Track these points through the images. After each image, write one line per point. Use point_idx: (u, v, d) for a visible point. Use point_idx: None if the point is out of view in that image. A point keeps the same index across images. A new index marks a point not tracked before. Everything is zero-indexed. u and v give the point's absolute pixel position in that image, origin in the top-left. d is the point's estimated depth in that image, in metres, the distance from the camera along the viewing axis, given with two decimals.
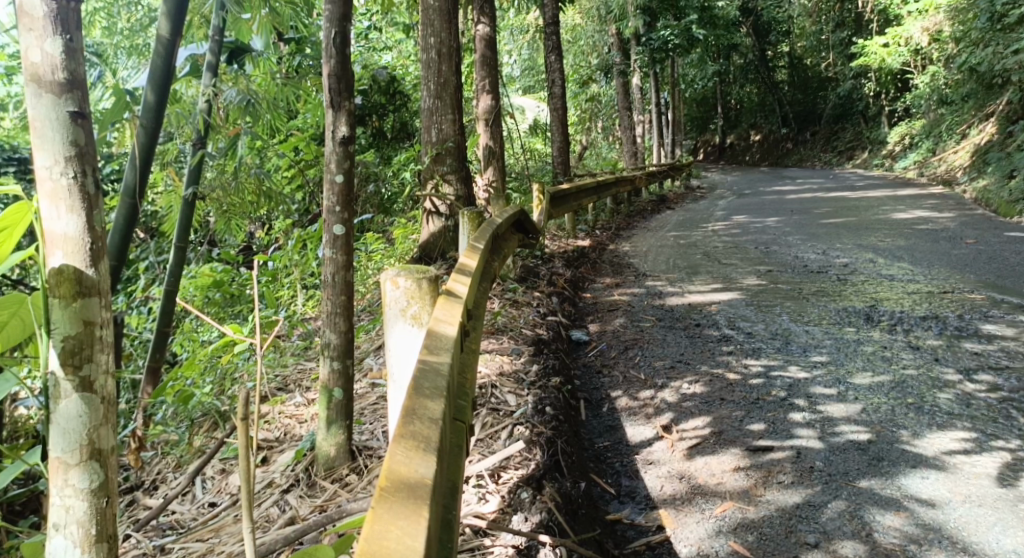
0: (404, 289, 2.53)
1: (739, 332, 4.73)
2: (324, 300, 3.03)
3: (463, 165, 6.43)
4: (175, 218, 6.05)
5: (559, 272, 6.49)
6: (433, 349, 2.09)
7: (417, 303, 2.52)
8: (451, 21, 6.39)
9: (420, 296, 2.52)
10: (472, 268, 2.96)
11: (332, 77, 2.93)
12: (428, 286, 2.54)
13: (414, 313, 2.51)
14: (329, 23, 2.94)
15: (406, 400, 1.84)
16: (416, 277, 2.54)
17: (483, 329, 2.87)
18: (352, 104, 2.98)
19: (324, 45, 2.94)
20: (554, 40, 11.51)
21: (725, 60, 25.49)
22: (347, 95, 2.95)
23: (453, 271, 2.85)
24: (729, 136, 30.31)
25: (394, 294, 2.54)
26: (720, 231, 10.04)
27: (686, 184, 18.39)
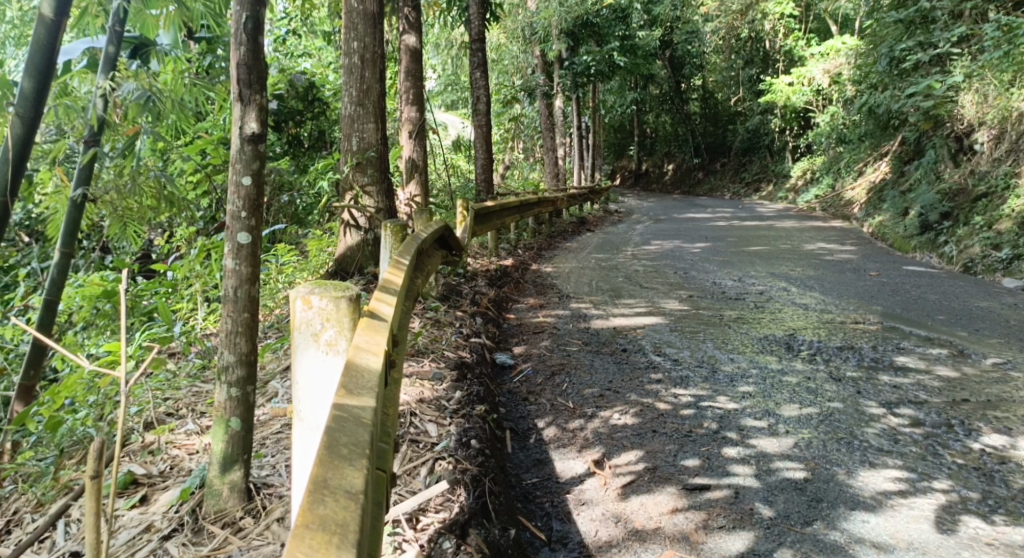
0: (321, 309, 2.21)
1: (666, 359, 4.58)
2: (223, 318, 2.68)
3: (385, 176, 6.12)
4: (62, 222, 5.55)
5: (481, 291, 6.26)
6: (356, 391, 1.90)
7: (339, 326, 2.22)
8: (377, 28, 6.09)
9: (340, 319, 2.22)
10: (397, 287, 2.69)
11: (242, 67, 2.62)
12: (350, 306, 2.23)
13: (331, 338, 2.22)
14: (241, 7, 2.63)
15: (318, 473, 1.69)
16: (335, 296, 2.23)
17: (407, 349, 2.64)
18: (264, 99, 2.67)
19: (234, 30, 2.63)
20: (478, 57, 11.36)
21: (642, 89, 25.97)
22: (259, 89, 2.64)
23: (377, 289, 2.57)
24: (645, 162, 30.95)
25: (306, 314, 2.21)
26: (639, 254, 10.03)
27: (604, 208, 18.53)
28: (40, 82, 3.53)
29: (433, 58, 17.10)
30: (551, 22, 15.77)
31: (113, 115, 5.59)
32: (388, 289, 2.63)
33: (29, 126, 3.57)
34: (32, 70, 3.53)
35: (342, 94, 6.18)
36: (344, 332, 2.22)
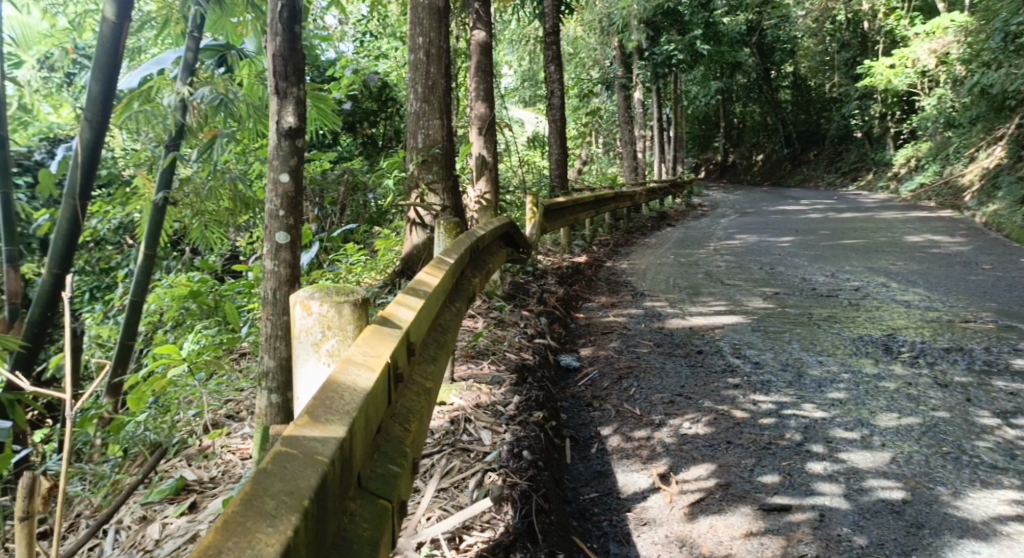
0: (320, 315, 2.05)
1: (746, 362, 4.27)
2: (265, 319, 2.83)
3: (451, 173, 5.99)
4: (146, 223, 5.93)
5: (550, 290, 6.09)
6: (323, 419, 1.61)
7: (340, 334, 2.06)
8: (442, 21, 5.96)
9: (342, 327, 2.06)
10: (425, 290, 2.42)
11: (279, 59, 2.77)
12: (352, 312, 2.08)
13: (332, 347, 2.06)
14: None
15: (221, 537, 1.35)
16: (336, 301, 2.06)
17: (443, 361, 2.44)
18: (300, 90, 2.82)
19: (271, 20, 2.75)
20: (553, 50, 11.19)
21: (729, 78, 25.18)
22: (295, 80, 2.79)
23: (401, 294, 2.31)
24: (732, 154, 30.04)
25: (304, 322, 2.06)
26: (723, 249, 9.62)
27: (687, 202, 18.03)
28: (105, 86, 3.92)
29: (510, 54, 17.03)
30: (631, 12, 15.43)
31: (191, 122, 5.74)
32: (412, 294, 2.37)
33: (97, 128, 3.98)
34: (97, 75, 3.90)
35: (409, 91, 6.11)
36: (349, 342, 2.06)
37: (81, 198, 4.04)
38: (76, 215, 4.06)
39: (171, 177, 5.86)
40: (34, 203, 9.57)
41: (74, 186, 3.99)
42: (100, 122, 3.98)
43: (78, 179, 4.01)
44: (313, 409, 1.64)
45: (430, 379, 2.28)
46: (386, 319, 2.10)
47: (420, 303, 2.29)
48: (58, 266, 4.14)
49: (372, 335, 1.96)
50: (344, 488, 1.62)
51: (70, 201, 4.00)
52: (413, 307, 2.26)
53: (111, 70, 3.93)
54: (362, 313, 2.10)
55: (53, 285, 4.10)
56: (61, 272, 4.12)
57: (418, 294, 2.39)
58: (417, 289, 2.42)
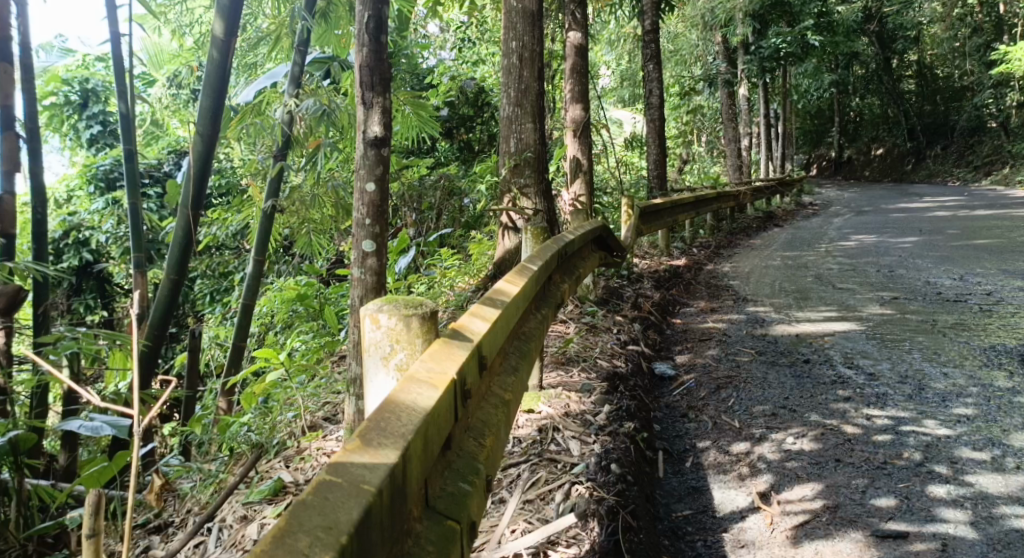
0: (387, 328, 1.95)
1: (859, 373, 4.05)
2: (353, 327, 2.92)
3: (543, 177, 5.94)
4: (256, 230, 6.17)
5: (646, 295, 5.96)
6: (374, 444, 1.53)
7: (408, 347, 1.96)
8: (536, 25, 5.93)
9: (410, 341, 1.96)
10: (503, 301, 2.35)
11: (365, 70, 2.85)
12: (421, 324, 1.97)
13: (399, 362, 1.96)
14: (363, 8, 2.84)
15: None
16: (405, 313, 1.96)
17: (520, 377, 2.35)
18: (386, 99, 2.88)
19: (358, 32, 2.85)
20: (652, 49, 11.03)
21: (842, 70, 24.13)
22: (381, 90, 2.86)
23: (474, 307, 2.23)
24: (846, 151, 28.78)
25: (371, 336, 1.96)
26: (835, 251, 9.19)
27: (796, 201, 17.40)
28: (215, 101, 4.08)
29: (610, 54, 16.91)
30: (737, 5, 15.05)
31: (297, 132, 5.95)
32: (487, 307, 2.27)
33: (208, 141, 4.14)
34: (208, 91, 4.07)
35: (502, 96, 6.12)
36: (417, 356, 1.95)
37: (195, 208, 4.23)
38: (190, 224, 4.26)
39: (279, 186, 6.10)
40: (162, 213, 10.23)
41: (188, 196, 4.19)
42: (211, 135, 4.14)
43: (191, 190, 4.22)
44: (366, 432, 1.56)
45: (509, 391, 2.25)
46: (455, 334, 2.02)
47: (494, 314, 2.22)
48: (176, 271, 4.36)
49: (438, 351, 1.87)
50: (398, 517, 1.53)
51: (185, 212, 4.21)
52: (486, 322, 2.16)
53: (221, 85, 4.07)
54: (432, 326, 1.99)
55: (172, 290, 4.32)
56: (178, 278, 4.34)
57: (493, 307, 2.29)
58: (493, 303, 2.33)
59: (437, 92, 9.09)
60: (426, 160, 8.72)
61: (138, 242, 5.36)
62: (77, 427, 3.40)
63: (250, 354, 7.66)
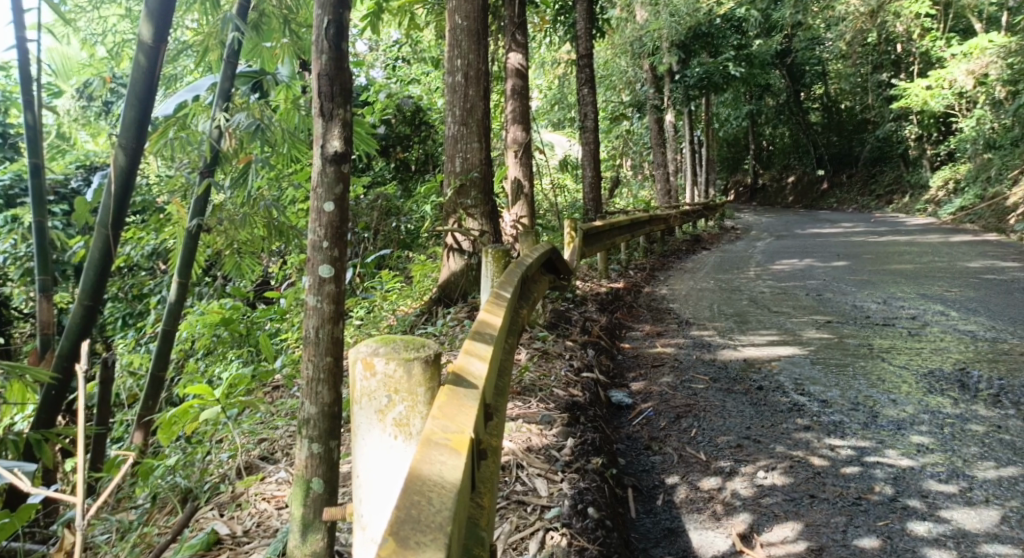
0: (383, 375, 2.12)
1: (813, 400, 3.99)
2: (306, 364, 2.58)
3: (489, 198, 5.80)
4: (181, 251, 5.79)
5: (593, 318, 5.87)
6: (412, 545, 1.62)
7: (412, 397, 2.11)
8: (480, 44, 5.83)
9: (411, 390, 2.11)
10: (493, 332, 2.46)
11: (324, 77, 2.55)
12: (422, 371, 2.11)
13: (398, 411, 2.12)
14: (322, 9, 2.55)
15: None
16: (404, 361, 2.11)
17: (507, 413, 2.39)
18: (347, 112, 2.58)
19: (316, 36, 2.55)
20: (586, 73, 11.07)
21: (759, 100, 24.90)
22: (341, 102, 2.56)
23: (468, 341, 2.35)
24: (763, 176, 29.71)
25: (367, 382, 2.13)
26: (764, 274, 9.33)
27: (720, 225, 17.77)
28: (140, 112, 3.76)
29: (539, 77, 16.95)
30: (663, 34, 15.49)
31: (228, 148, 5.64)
32: (475, 342, 2.36)
33: (132, 156, 3.82)
34: (133, 101, 3.74)
35: (446, 114, 5.94)
36: (416, 404, 2.11)
37: (114, 228, 3.91)
38: (109, 245, 3.92)
39: (205, 204, 5.74)
40: (70, 231, 9.57)
41: (106, 215, 3.85)
42: (135, 149, 3.81)
43: (111, 208, 3.88)
44: (401, 530, 1.65)
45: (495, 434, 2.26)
46: (457, 380, 2.15)
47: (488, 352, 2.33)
48: (91, 297, 4.00)
49: (447, 403, 2.03)
50: None
51: (103, 232, 3.87)
52: (476, 357, 2.28)
53: (148, 94, 3.75)
54: (434, 372, 2.13)
55: (86, 317, 3.96)
56: (93, 303, 4.00)
57: (482, 343, 2.38)
58: (481, 337, 2.41)
59: (370, 110, 8.85)
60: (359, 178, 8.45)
61: (44, 263, 4.88)
62: None
63: (171, 383, 7.21)
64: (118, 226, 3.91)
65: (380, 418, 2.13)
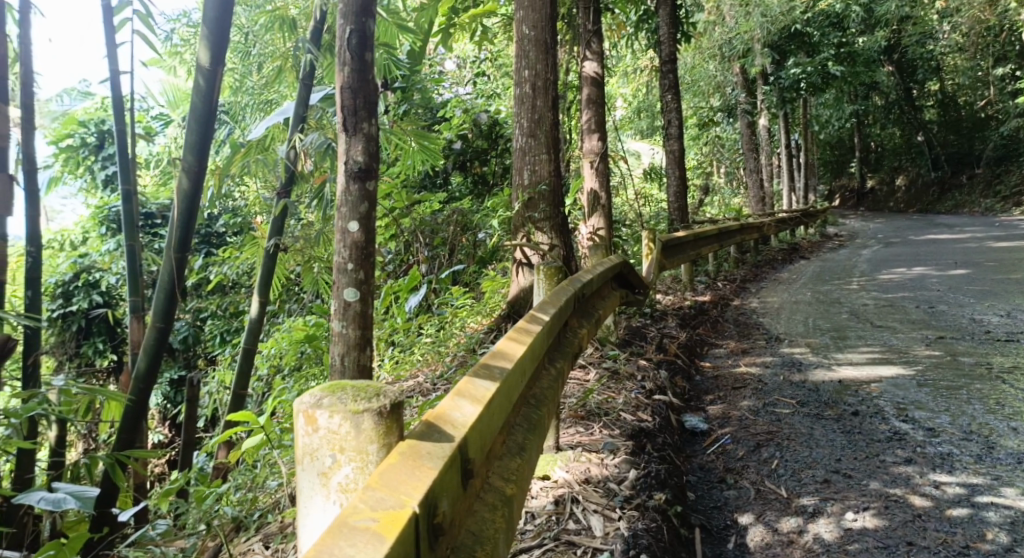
0: (326, 431, 1.79)
1: (917, 428, 3.60)
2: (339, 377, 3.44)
3: (559, 211, 5.60)
4: (259, 270, 5.84)
5: (672, 336, 5.59)
6: None
7: (362, 456, 1.80)
8: (549, 54, 5.68)
9: (360, 448, 1.80)
10: (504, 368, 2.13)
11: (346, 90, 3.26)
12: (375, 426, 1.80)
13: (344, 473, 1.80)
14: (345, 22, 3.26)
15: None
16: (353, 417, 1.79)
17: (512, 462, 2.11)
18: (370, 125, 3.30)
19: (339, 49, 3.26)
20: (670, 79, 10.76)
21: (862, 101, 23.71)
22: (363, 116, 3.28)
23: (458, 387, 2.00)
24: (870, 179, 28.18)
25: (309, 438, 1.80)
26: (868, 285, 8.72)
27: (821, 232, 16.89)
28: (202, 134, 3.63)
29: (625, 86, 16.67)
30: (754, 36, 14.93)
31: (304, 168, 5.67)
32: (474, 381, 2.06)
33: (195, 179, 3.68)
34: (194, 123, 3.62)
35: (514, 126, 5.80)
36: (366, 465, 1.80)
37: (182, 252, 3.83)
38: (180, 268, 3.86)
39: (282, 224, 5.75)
40: None
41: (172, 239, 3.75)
42: (198, 172, 3.67)
43: (177, 232, 3.78)
44: None
45: (512, 480, 2.08)
46: (425, 435, 1.85)
47: (485, 394, 2.01)
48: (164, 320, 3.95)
49: (393, 466, 1.75)
50: None
51: (173, 256, 3.81)
52: (467, 401, 1.96)
53: (208, 116, 3.64)
54: (391, 425, 1.81)
55: (158, 340, 3.92)
56: (167, 325, 3.93)
57: (484, 381, 2.06)
58: (488, 376, 2.09)
59: (448, 125, 8.80)
60: (437, 194, 8.40)
61: (134, 286, 4.99)
62: (36, 500, 3.00)
63: (256, 401, 7.32)
64: (184, 249, 3.82)
65: (323, 482, 1.81)
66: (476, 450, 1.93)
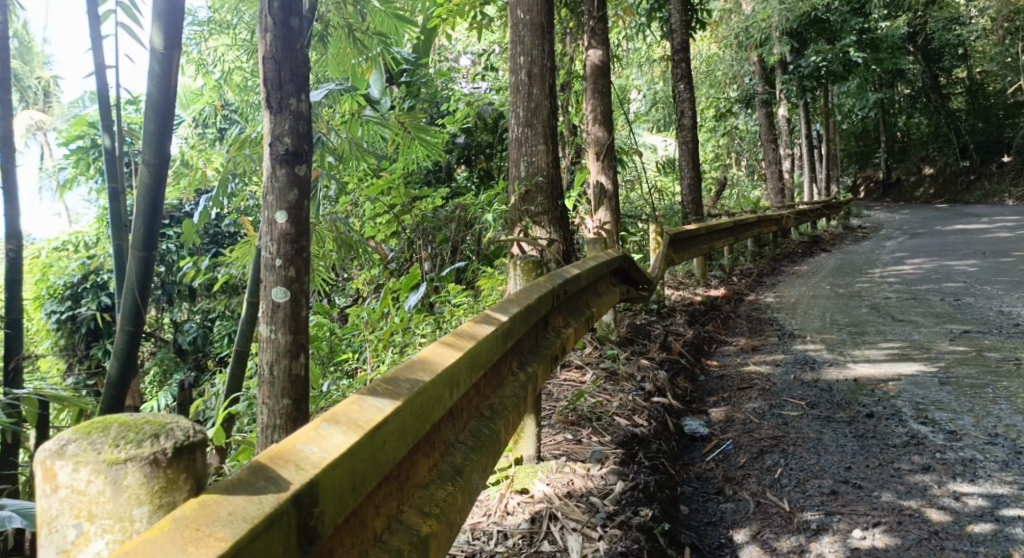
0: (69, 490, 1.25)
1: (937, 430, 3.30)
2: (265, 393, 3.23)
3: (558, 203, 5.33)
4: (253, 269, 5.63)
5: (678, 333, 5.30)
6: None
7: (125, 525, 1.26)
8: (545, 38, 5.41)
9: (120, 515, 1.26)
10: (421, 380, 1.68)
11: (269, 60, 2.99)
12: (145, 481, 1.26)
13: (93, 553, 1.24)
14: None
15: None
16: (100, 474, 1.24)
17: (423, 500, 1.68)
18: (299, 102, 3.04)
19: (261, 16, 2.99)
20: (683, 69, 10.45)
21: (886, 89, 23.16)
22: (291, 91, 3.02)
23: (330, 411, 1.52)
24: (895, 170, 27.55)
25: (47, 501, 1.26)
26: (891, 277, 8.36)
27: (844, 224, 16.45)
28: (161, 124, 3.43)
29: (641, 78, 16.37)
30: (772, 23, 14.55)
31: None
32: (365, 400, 1.58)
33: (157, 173, 3.48)
34: (153, 113, 3.42)
35: (510, 116, 5.54)
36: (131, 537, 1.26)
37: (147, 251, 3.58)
38: (147, 268, 3.62)
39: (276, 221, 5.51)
40: (181, 252, 10.04)
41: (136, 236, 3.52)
42: (159, 165, 3.47)
43: (140, 228, 3.52)
44: None
45: (438, 513, 1.67)
46: (248, 481, 1.32)
47: (372, 420, 1.52)
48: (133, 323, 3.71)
49: (155, 541, 1.20)
50: None
51: (137, 254, 3.57)
52: (342, 428, 1.48)
53: (166, 103, 3.43)
54: (176, 477, 1.28)
55: (130, 344, 3.69)
56: (136, 329, 3.70)
57: (380, 400, 1.59)
58: (387, 393, 1.62)
59: (451, 118, 8.59)
60: (441, 190, 8.17)
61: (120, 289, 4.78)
62: None
63: None
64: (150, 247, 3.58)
65: None
66: (349, 494, 1.43)
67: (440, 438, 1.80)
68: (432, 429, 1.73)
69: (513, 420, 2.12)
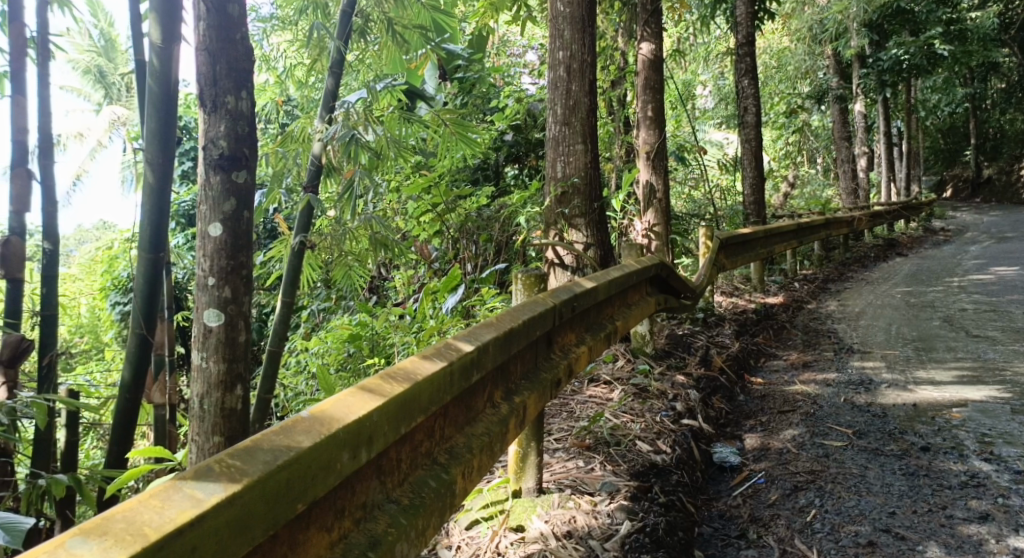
0: None
1: (1002, 470, 2.90)
2: (194, 428, 3.06)
3: (596, 205, 5.02)
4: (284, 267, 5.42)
5: (722, 345, 4.94)
6: None
7: None
8: (585, 31, 5.11)
9: None
10: (283, 455, 1.40)
11: (201, 53, 2.89)
12: None
13: None
14: None
15: None
16: None
17: None
18: (238, 100, 2.90)
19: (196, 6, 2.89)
20: (749, 63, 9.90)
21: (978, 83, 21.78)
22: (226, 88, 2.89)
23: (106, 516, 1.24)
24: (987, 169, 25.96)
25: None
26: (970, 286, 7.73)
27: (925, 226, 15.52)
28: (163, 122, 3.31)
29: (709, 73, 15.79)
30: (849, 14, 13.76)
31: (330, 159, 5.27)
32: (182, 488, 1.31)
33: (161, 171, 3.31)
34: (156, 112, 3.30)
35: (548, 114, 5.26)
36: None
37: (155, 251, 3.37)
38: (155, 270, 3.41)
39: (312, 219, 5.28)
40: None
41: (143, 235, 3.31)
42: (164, 163, 3.32)
43: (147, 227, 3.31)
44: None
45: None
46: None
47: (165, 525, 1.23)
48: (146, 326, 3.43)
49: None
50: None
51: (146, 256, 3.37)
52: (105, 543, 1.19)
53: (167, 100, 3.31)
54: None
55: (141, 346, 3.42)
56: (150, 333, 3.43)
57: (207, 486, 1.32)
58: (226, 474, 1.35)
59: (499, 115, 8.36)
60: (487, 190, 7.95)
61: None
62: None
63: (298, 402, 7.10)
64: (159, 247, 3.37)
65: None
66: None
67: (355, 503, 1.56)
68: (319, 500, 1.46)
69: (476, 466, 1.90)
